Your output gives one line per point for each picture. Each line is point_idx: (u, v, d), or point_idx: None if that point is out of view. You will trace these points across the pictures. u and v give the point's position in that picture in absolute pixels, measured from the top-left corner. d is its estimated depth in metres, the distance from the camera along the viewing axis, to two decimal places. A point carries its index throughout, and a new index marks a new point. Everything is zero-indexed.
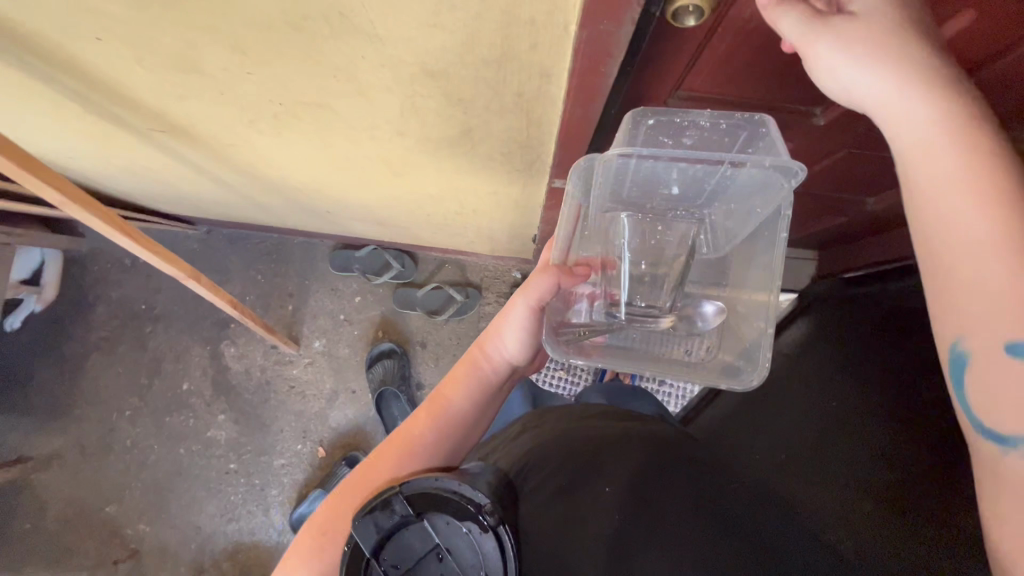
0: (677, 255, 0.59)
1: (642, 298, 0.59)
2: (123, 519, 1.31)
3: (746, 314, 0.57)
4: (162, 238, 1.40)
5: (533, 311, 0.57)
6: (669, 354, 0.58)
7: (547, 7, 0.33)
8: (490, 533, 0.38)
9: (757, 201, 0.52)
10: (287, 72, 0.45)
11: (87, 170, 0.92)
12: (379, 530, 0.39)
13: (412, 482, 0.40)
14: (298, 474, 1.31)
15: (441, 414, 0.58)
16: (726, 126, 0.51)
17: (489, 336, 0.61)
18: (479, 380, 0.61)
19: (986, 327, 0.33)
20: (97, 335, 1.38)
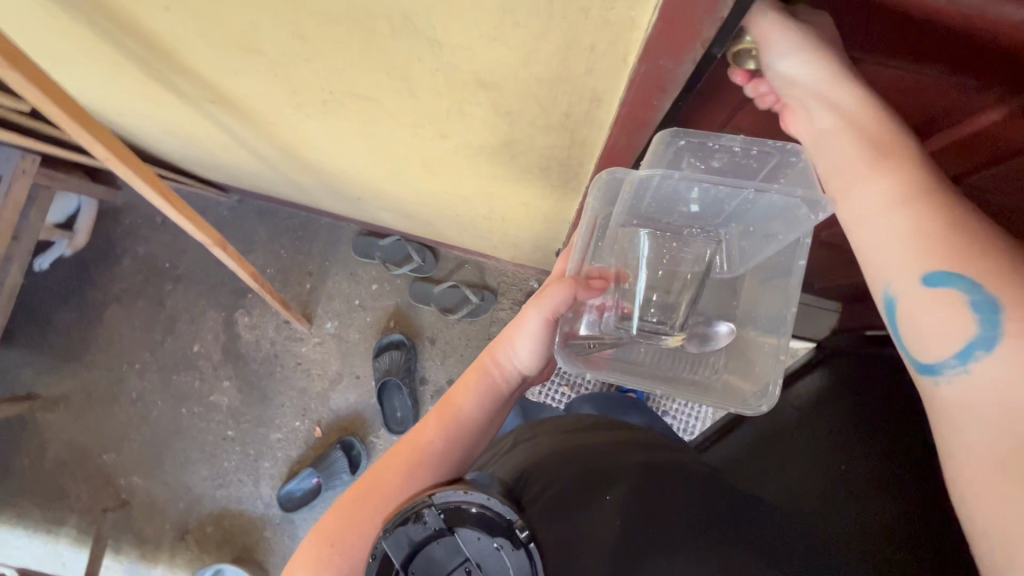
0: (692, 273, 0.61)
1: (653, 313, 0.61)
2: (118, 469, 1.34)
3: (756, 335, 0.59)
4: (194, 201, 1.43)
5: (547, 321, 0.56)
6: (675, 372, 0.59)
7: (609, 36, 0.33)
8: (521, 550, 0.40)
9: (778, 227, 0.53)
10: (342, 63, 0.46)
11: (135, 128, 0.94)
12: (410, 540, 0.41)
13: (442, 493, 0.41)
14: (292, 450, 1.32)
15: (450, 420, 0.56)
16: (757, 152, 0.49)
17: (499, 343, 0.59)
18: (490, 387, 0.58)
19: (900, 269, 0.39)
20: (119, 287, 1.41)
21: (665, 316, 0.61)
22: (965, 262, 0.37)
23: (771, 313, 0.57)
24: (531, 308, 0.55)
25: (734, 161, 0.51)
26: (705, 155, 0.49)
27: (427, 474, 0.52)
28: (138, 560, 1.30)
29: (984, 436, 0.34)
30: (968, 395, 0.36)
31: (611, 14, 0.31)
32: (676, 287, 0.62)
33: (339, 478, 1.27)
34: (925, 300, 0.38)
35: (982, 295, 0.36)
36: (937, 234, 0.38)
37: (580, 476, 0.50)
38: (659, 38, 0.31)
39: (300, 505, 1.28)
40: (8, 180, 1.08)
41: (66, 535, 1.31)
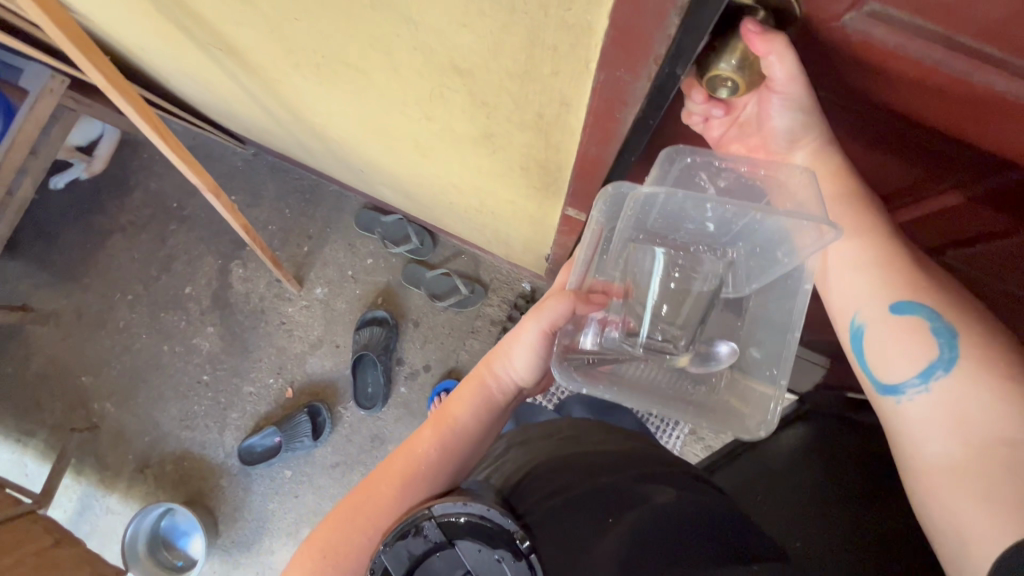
0: (701, 293, 0.58)
1: (659, 331, 0.59)
2: (93, 393, 1.37)
3: (760, 357, 0.58)
4: (212, 147, 1.45)
5: (545, 335, 0.58)
6: (675, 389, 0.59)
7: (570, 39, 0.32)
8: (523, 559, 0.46)
9: (783, 251, 0.52)
10: (329, 27, 0.46)
11: (158, 65, 0.95)
12: (411, 554, 0.46)
13: (440, 508, 0.46)
14: (261, 406, 1.35)
15: (448, 426, 0.60)
16: (761, 174, 0.51)
17: (498, 354, 0.62)
18: (486, 395, 0.62)
19: (870, 303, 0.48)
20: (126, 218, 1.44)
21: (670, 330, 0.59)
22: (921, 293, 0.46)
23: (773, 336, 0.57)
24: (531, 323, 0.58)
25: (739, 184, 0.53)
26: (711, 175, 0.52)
27: (426, 481, 0.54)
28: (96, 484, 1.34)
29: (944, 439, 0.42)
30: (932, 408, 0.43)
31: (569, 15, 0.30)
32: (684, 309, 0.59)
33: (300, 442, 1.28)
34: (893, 326, 0.46)
35: (941, 322, 0.45)
36: (896, 270, 0.47)
37: (576, 474, 0.57)
38: (616, 49, 0.31)
39: (258, 461, 1.30)
40: (34, 96, 1.11)
41: (33, 448, 1.35)
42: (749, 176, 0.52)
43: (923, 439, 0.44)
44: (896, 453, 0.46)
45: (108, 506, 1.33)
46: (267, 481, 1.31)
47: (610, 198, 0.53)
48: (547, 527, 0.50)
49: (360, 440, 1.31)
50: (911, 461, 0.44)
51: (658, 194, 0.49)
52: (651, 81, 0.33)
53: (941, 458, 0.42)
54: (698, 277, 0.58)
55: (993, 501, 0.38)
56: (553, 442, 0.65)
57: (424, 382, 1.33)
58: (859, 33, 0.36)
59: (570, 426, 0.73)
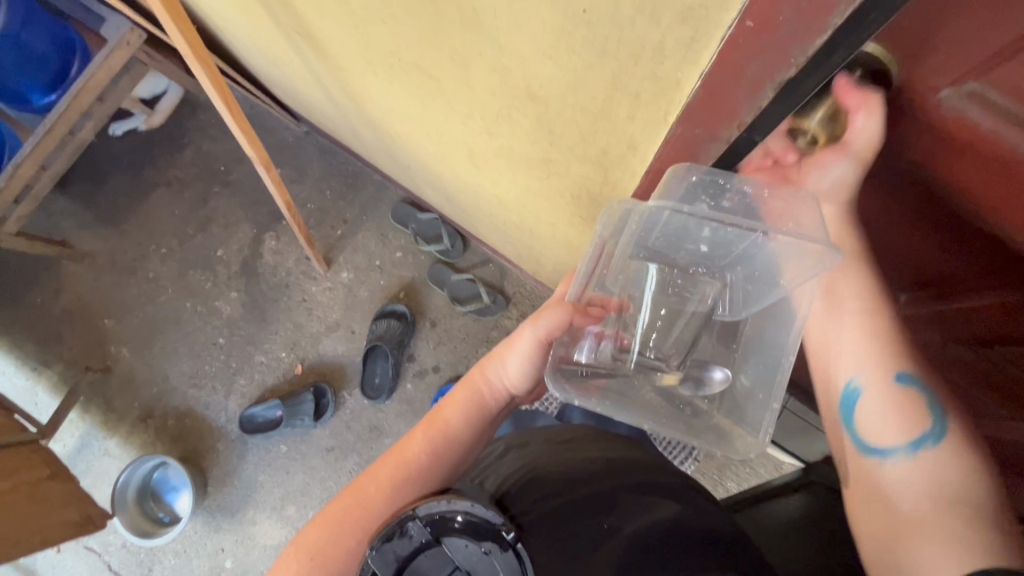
0: (695, 312, 0.62)
1: (651, 347, 0.64)
2: (113, 336, 1.41)
3: (755, 387, 0.55)
4: (267, 119, 1.49)
5: (540, 344, 0.57)
6: (664, 405, 0.58)
7: (654, 89, 0.32)
8: (508, 551, 0.45)
9: (789, 273, 0.51)
10: (413, 34, 0.47)
11: (234, 36, 0.98)
12: (398, 558, 0.45)
13: (423, 508, 0.44)
14: (269, 377, 1.37)
15: (437, 431, 0.58)
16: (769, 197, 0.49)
17: (493, 359, 0.61)
18: (479, 402, 0.61)
19: (875, 369, 0.50)
20: (173, 174, 1.48)
21: (659, 347, 0.63)
22: (917, 370, 0.50)
23: (766, 367, 0.55)
24: (529, 331, 0.56)
25: (749, 207, 0.50)
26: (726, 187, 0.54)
27: (416, 480, 0.54)
28: (99, 425, 1.37)
29: (914, 503, 0.45)
30: (913, 475, 0.46)
31: (660, 69, 0.30)
32: (676, 327, 0.63)
33: (300, 420, 1.29)
34: (890, 394, 0.49)
35: (934, 399, 0.48)
36: (892, 344, 0.51)
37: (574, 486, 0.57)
38: (702, 108, 0.31)
39: (257, 431, 1.32)
40: (112, 45, 1.15)
41: (46, 379, 1.39)
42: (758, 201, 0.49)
43: (894, 495, 0.47)
44: (862, 508, 0.49)
45: (106, 448, 1.36)
46: (262, 453, 1.33)
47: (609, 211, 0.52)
48: (536, 537, 0.49)
49: (359, 429, 1.32)
50: (878, 515, 0.47)
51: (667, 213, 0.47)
52: (727, 142, 0.34)
53: (910, 514, 0.45)
54: (692, 295, 0.63)
55: (964, 556, 0.40)
56: (552, 450, 0.65)
57: (430, 382, 1.33)
58: (954, 110, 0.38)
59: (562, 433, 0.71)
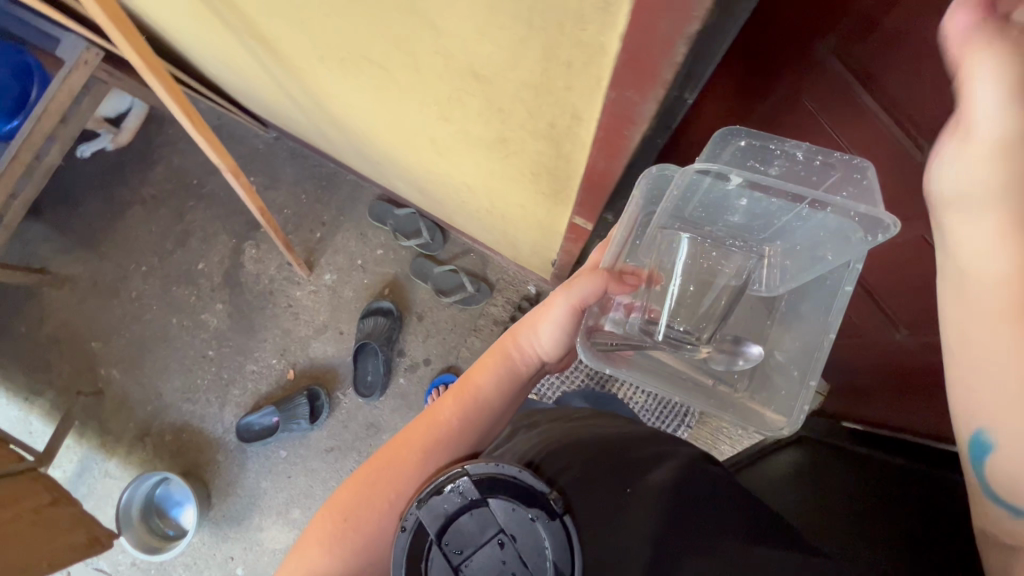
0: (729, 283, 0.64)
1: (681, 324, 0.65)
2: (102, 359, 1.41)
3: (789, 365, 0.61)
4: (236, 129, 1.48)
5: (572, 310, 0.60)
6: (694, 382, 0.62)
7: (584, 56, 0.33)
8: (556, 520, 0.47)
9: (828, 249, 0.54)
10: (358, 26, 0.48)
11: (191, 46, 0.98)
12: (443, 513, 0.47)
13: (476, 466, 0.48)
14: (262, 384, 1.38)
15: (468, 398, 0.61)
16: (819, 163, 0.55)
17: (524, 327, 0.64)
18: (509, 369, 0.63)
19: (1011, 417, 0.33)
20: (146, 191, 1.47)
21: (688, 321, 0.65)
22: None
23: (799, 347, 0.60)
24: (561, 297, 0.59)
25: (795, 170, 0.57)
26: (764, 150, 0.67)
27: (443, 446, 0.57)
28: (97, 448, 1.37)
29: None
30: None
31: (584, 35, 0.32)
32: (706, 300, 0.65)
33: (296, 424, 1.31)
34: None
35: None
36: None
37: (598, 451, 0.59)
38: (628, 71, 0.32)
39: (254, 438, 1.33)
40: (69, 66, 1.14)
41: (39, 407, 1.39)
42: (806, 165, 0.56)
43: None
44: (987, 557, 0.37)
45: (107, 470, 1.36)
46: (262, 460, 1.34)
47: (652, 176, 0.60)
48: (578, 499, 0.51)
49: (356, 427, 1.34)
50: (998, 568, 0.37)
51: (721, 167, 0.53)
52: (658, 103, 0.35)
53: None
54: (724, 266, 0.64)
55: None
56: (569, 424, 0.67)
57: (423, 375, 1.35)
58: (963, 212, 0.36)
59: (579, 411, 0.75)
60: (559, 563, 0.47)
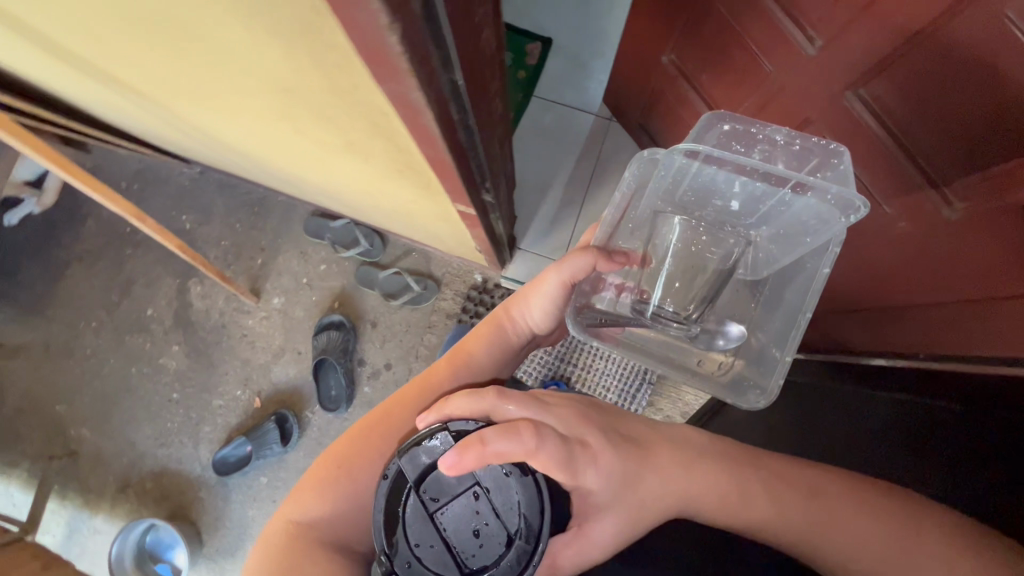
0: (717, 269, 0.75)
1: (671, 302, 0.76)
2: (70, 420, 1.41)
3: (769, 337, 0.74)
4: (159, 170, 1.47)
5: (564, 286, 0.72)
6: (684, 359, 0.75)
7: (342, 58, 0.34)
8: (527, 477, 0.54)
9: (810, 232, 0.68)
10: (176, 55, 0.48)
11: (77, 96, 0.97)
12: (421, 466, 0.56)
13: (460, 422, 0.56)
14: (231, 417, 1.39)
15: (461, 359, 0.77)
16: (800, 147, 0.75)
17: (518, 302, 0.79)
18: (501, 331, 0.80)
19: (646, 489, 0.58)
20: (82, 248, 1.47)
21: (678, 301, 0.76)
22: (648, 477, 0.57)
23: (780, 324, 0.73)
24: (555, 273, 0.71)
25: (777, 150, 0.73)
26: (742, 142, 0.77)
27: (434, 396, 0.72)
28: (81, 507, 1.38)
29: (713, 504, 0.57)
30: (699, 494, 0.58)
31: (326, 36, 0.32)
32: (697, 281, 0.76)
33: (270, 449, 1.32)
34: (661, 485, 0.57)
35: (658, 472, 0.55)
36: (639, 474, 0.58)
37: None
38: (375, 67, 0.32)
39: (232, 471, 1.34)
40: None
41: (17, 478, 1.40)
42: (788, 146, 0.75)
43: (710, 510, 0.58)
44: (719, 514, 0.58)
45: (95, 526, 1.37)
46: (244, 490, 1.36)
47: (643, 160, 0.70)
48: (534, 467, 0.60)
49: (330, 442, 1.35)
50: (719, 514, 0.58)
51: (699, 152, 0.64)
52: (427, 90, 0.35)
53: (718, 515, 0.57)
54: (714, 252, 0.75)
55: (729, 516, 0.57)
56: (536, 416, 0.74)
57: (386, 380, 1.36)
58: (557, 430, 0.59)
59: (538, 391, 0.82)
60: (529, 516, 0.54)
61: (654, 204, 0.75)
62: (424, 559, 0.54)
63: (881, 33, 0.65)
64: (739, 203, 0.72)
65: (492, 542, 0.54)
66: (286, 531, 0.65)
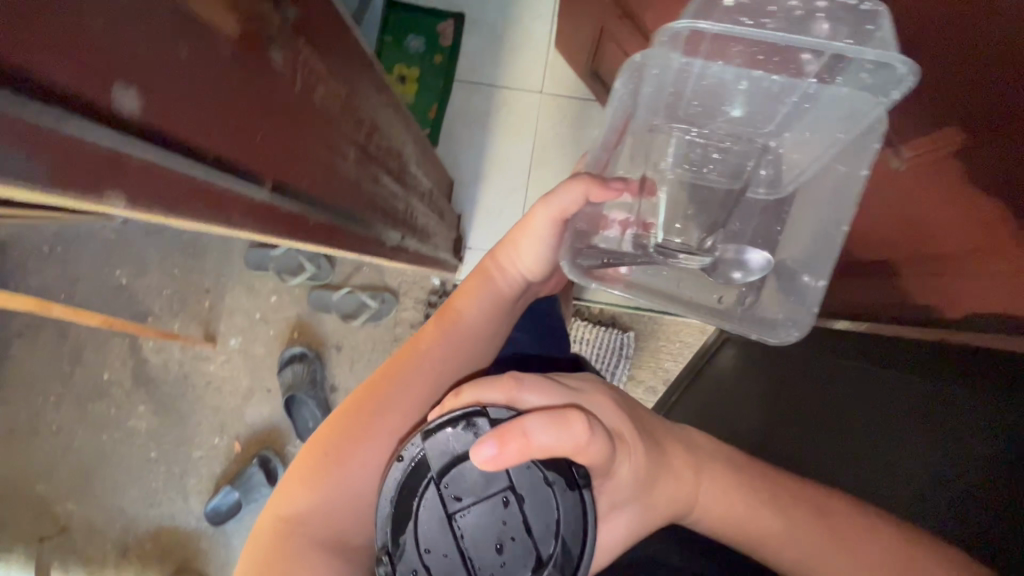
0: (731, 189, 0.63)
1: (676, 236, 0.62)
2: (53, 497, 1.38)
3: (794, 260, 0.64)
4: (79, 228, 1.38)
5: (556, 224, 0.64)
6: (697, 298, 0.63)
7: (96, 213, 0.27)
8: (577, 492, 0.45)
9: (841, 125, 0.54)
10: None
11: None
12: (453, 451, 0.46)
13: (498, 410, 0.46)
14: (215, 465, 1.36)
15: (452, 324, 0.67)
16: (831, 12, 0.48)
17: (504, 251, 0.71)
18: (492, 290, 0.70)
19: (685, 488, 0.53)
20: (20, 323, 1.39)
21: (685, 236, 0.62)
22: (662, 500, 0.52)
23: (812, 245, 0.63)
24: (542, 210, 0.63)
25: (795, 19, 0.49)
26: (749, 17, 0.50)
27: (431, 369, 0.63)
28: None
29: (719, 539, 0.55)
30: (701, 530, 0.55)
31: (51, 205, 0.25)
32: (705, 210, 0.63)
33: (258, 492, 1.30)
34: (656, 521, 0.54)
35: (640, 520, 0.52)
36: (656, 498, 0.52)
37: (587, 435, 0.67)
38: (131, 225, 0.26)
39: (226, 518, 1.32)
40: None
41: (15, 561, 1.38)
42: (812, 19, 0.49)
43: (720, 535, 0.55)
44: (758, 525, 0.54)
45: None
46: (244, 533, 1.35)
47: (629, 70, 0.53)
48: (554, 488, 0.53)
49: None
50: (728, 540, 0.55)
51: (702, 36, 0.48)
52: None
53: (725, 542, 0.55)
54: (717, 170, 0.62)
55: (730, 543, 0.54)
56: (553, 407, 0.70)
57: None
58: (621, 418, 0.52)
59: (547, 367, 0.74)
60: (566, 539, 0.45)
61: (651, 120, 0.59)
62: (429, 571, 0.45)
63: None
64: (746, 111, 0.56)
65: (517, 560, 0.45)
66: (278, 527, 0.54)
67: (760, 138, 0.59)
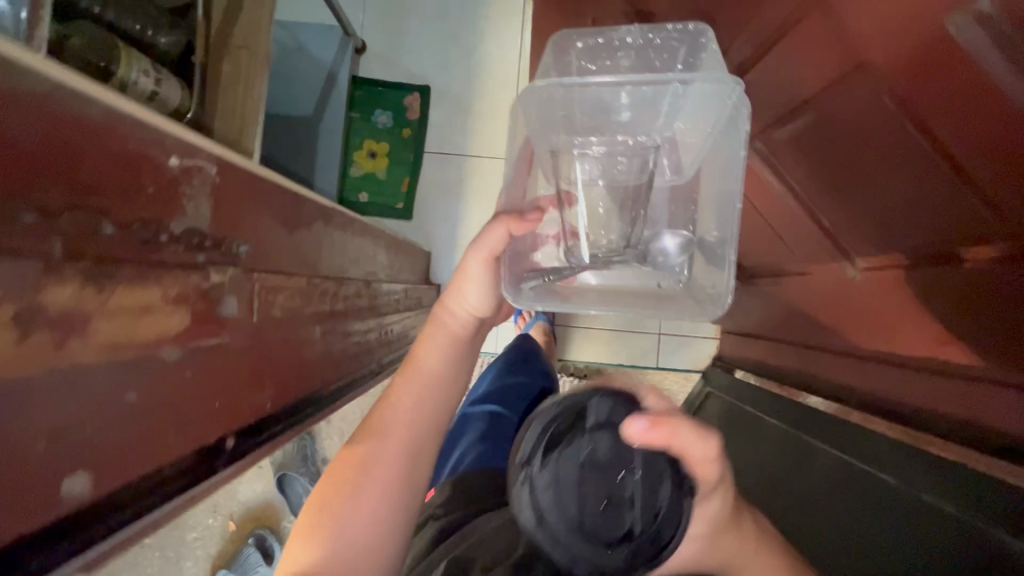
0: (641, 183, 0.54)
1: (602, 238, 0.55)
2: None
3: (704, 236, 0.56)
4: None
5: (492, 261, 0.51)
6: (639, 290, 0.57)
7: None
8: (686, 506, 0.33)
9: (713, 118, 0.50)
10: None
11: None
12: (600, 418, 0.35)
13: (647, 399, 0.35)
14: (210, 547, 1.34)
15: (405, 382, 0.51)
16: (662, 39, 0.58)
17: (449, 290, 0.54)
18: (445, 337, 0.53)
19: None
20: None
21: (610, 233, 0.55)
22: None
23: (719, 216, 0.53)
24: (473, 253, 0.51)
25: (641, 51, 0.59)
26: (600, 58, 0.61)
27: (393, 430, 0.49)
28: None
29: None
30: None
31: None
32: (620, 215, 0.55)
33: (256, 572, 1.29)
34: None
35: None
36: None
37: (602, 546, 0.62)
38: None
39: None
40: None
41: None
42: (649, 44, 0.58)
43: None
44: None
45: None
46: None
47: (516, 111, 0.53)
48: None
49: None
50: None
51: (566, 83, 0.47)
52: None
53: None
54: (625, 168, 0.55)
55: None
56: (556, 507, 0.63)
57: None
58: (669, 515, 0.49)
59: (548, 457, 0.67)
60: (664, 525, 0.34)
61: (551, 139, 0.54)
62: (533, 492, 0.36)
63: (772, 90, 0.57)
64: (632, 111, 0.53)
65: (602, 530, 0.34)
66: None
67: (652, 134, 0.55)
